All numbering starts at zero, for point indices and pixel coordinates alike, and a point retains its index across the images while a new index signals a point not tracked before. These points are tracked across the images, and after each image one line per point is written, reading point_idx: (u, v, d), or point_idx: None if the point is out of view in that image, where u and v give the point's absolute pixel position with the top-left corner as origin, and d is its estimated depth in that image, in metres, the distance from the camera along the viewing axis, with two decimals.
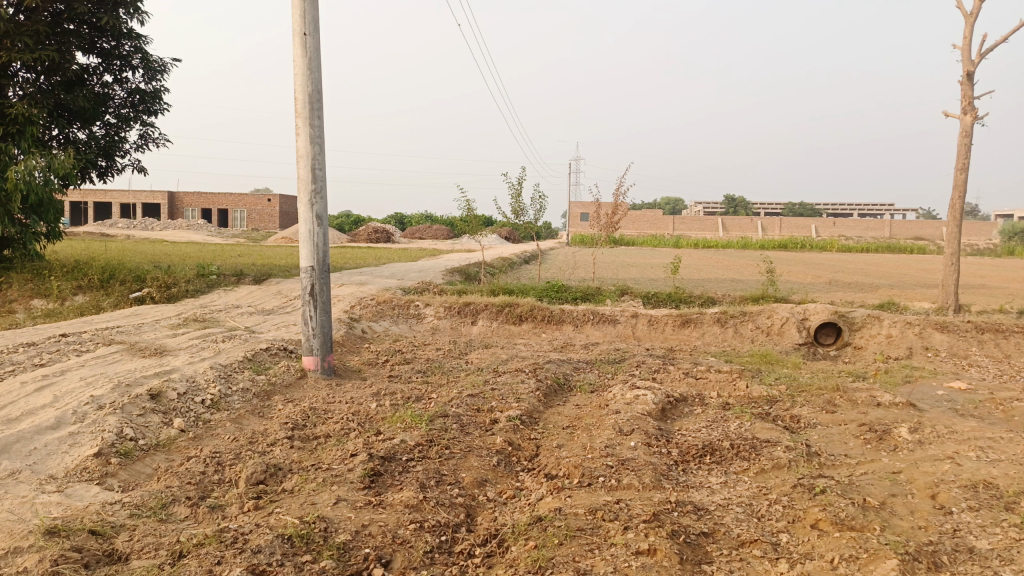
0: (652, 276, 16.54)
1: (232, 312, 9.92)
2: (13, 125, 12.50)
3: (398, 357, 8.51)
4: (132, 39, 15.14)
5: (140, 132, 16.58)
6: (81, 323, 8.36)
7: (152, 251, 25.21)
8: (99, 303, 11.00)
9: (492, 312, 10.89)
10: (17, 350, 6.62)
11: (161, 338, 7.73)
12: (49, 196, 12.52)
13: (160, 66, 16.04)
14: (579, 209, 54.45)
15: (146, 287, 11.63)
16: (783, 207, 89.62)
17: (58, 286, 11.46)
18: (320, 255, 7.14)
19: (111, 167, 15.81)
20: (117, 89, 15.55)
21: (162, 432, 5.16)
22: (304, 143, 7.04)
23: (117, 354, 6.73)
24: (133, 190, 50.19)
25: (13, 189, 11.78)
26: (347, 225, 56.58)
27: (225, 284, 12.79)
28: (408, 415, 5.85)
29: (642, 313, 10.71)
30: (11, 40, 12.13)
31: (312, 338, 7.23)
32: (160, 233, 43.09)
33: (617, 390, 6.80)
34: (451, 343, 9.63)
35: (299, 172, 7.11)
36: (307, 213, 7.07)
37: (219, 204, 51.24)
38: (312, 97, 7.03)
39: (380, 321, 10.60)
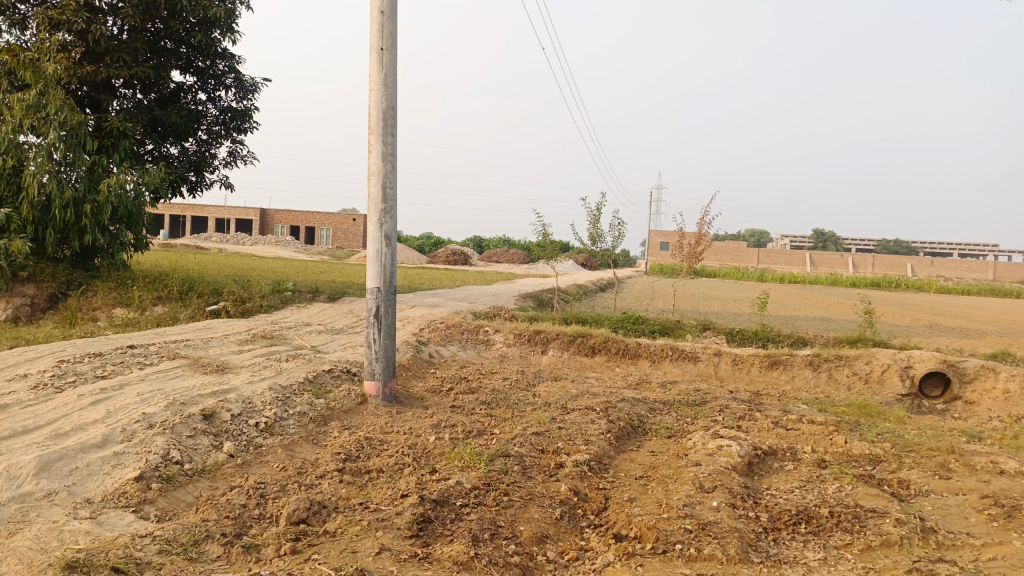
0: (736, 311, 15.70)
1: (300, 330, 9.81)
2: (109, 138, 12.94)
3: (464, 386, 8.12)
4: (226, 59, 15.56)
5: (231, 149, 17.01)
6: (152, 335, 8.36)
7: (238, 265, 25.98)
8: (175, 315, 11.14)
9: (564, 341, 10.41)
10: (83, 360, 6.58)
11: (226, 354, 7.60)
12: (138, 208, 12.86)
13: (252, 86, 16.44)
14: (660, 238, 53.38)
15: (222, 300, 11.73)
16: (876, 244, 85.55)
17: (139, 296, 11.71)
18: (387, 276, 6.85)
19: (200, 182, 16.23)
20: (210, 107, 16.00)
21: (209, 457, 4.91)
22: (376, 161, 6.81)
23: (179, 369, 6.61)
24: (227, 206, 52.43)
25: (105, 201, 12.14)
26: (426, 246, 57.31)
27: (299, 300, 12.81)
28: (467, 452, 5.41)
29: (726, 351, 10.01)
30: (111, 57, 12.58)
31: (375, 362, 6.91)
32: (249, 248, 44.68)
33: (698, 437, 6.18)
34: (520, 373, 9.19)
35: (370, 190, 6.87)
36: (376, 233, 6.81)
37: (306, 222, 52.82)
38: (386, 113, 6.81)
39: (448, 345, 10.28)
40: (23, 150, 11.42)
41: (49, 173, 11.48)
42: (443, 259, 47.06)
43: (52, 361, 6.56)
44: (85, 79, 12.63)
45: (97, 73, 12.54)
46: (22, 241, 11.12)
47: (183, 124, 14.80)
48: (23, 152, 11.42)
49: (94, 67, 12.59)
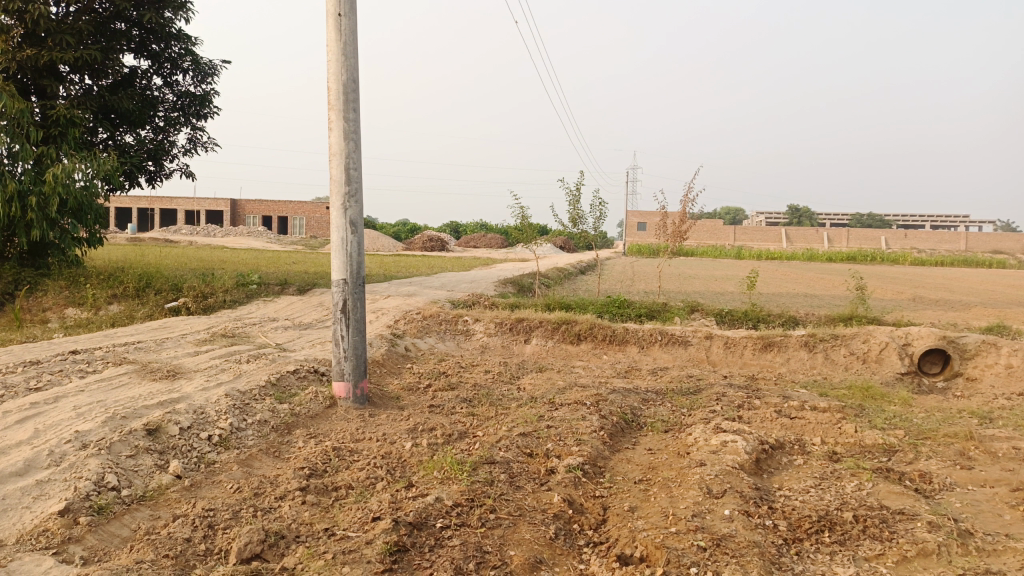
0: (722, 290, 15.27)
1: (265, 326, 9.16)
2: (57, 127, 12.09)
3: (442, 382, 7.55)
4: (181, 41, 14.70)
5: (191, 137, 16.16)
6: (100, 338, 7.66)
7: (207, 258, 25.09)
8: (132, 314, 10.42)
9: (548, 329, 9.87)
10: (16, 369, 5.89)
11: (180, 357, 6.94)
12: (90, 200, 12.06)
13: (210, 68, 15.58)
14: (637, 218, 52.98)
15: (183, 296, 11.03)
16: (850, 218, 86.05)
17: (93, 295, 10.97)
18: (354, 267, 6.23)
19: (159, 172, 15.40)
20: (167, 92, 15.14)
21: (152, 480, 4.29)
22: (337, 139, 6.17)
23: (125, 377, 5.95)
24: (197, 198, 51.14)
25: (51, 191, 11.25)
26: (402, 233, 56.44)
27: (266, 294, 12.13)
28: (447, 460, 4.86)
29: (718, 334, 9.54)
30: (53, 39, 11.72)
31: (343, 361, 6.30)
32: (219, 240, 43.55)
33: (699, 433, 5.67)
34: (502, 365, 8.64)
35: (331, 172, 6.23)
36: (340, 219, 6.19)
37: (278, 212, 51.65)
38: (347, 86, 6.16)
39: (425, 337, 9.69)
40: None
41: None
42: (420, 246, 46.30)
43: None
44: (25, 64, 11.75)
45: (40, 56, 11.67)
46: None
47: (137, 110, 13.95)
48: None
49: (35, 49, 11.71)
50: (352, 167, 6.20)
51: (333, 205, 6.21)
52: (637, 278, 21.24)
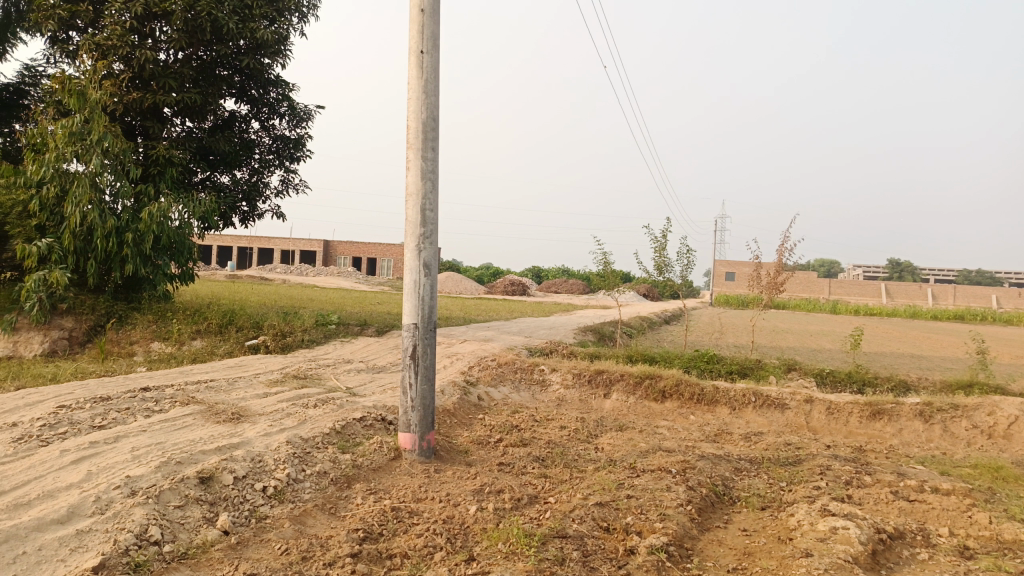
0: (820, 349, 14.23)
1: (338, 368, 8.97)
2: (156, 166, 12.58)
3: (515, 436, 7.08)
4: (278, 86, 15.19)
5: (283, 179, 16.53)
6: (175, 375, 7.61)
7: (295, 296, 25.70)
8: (212, 350, 10.48)
9: (630, 384, 9.27)
10: (85, 405, 5.81)
11: (248, 398, 6.76)
12: (182, 237, 12.40)
13: (305, 113, 16.02)
14: (725, 268, 51.43)
15: (263, 334, 11.06)
16: (956, 275, 81.00)
17: (178, 330, 11.15)
18: (426, 311, 5.92)
19: (252, 212, 15.81)
20: (263, 135, 15.62)
21: (197, 535, 3.99)
22: (414, 179, 5.93)
23: (189, 418, 5.77)
24: (292, 238, 53.20)
25: (147, 229, 11.67)
26: (485, 276, 56.81)
27: (344, 334, 12.06)
28: (514, 531, 4.37)
29: (818, 398, 8.71)
30: (158, 83, 12.24)
31: (410, 411, 5.94)
32: (309, 279, 44.90)
33: (801, 515, 4.97)
34: (579, 420, 8.10)
35: (407, 213, 5.98)
36: (413, 261, 5.92)
37: (367, 253, 52.99)
38: (427, 125, 5.94)
39: (500, 386, 9.28)
40: (67, 179, 11.11)
41: (91, 202, 11.09)
42: (501, 290, 46.34)
43: (51, 406, 5.81)
44: (130, 106, 12.36)
45: (144, 99, 12.22)
46: (60, 271, 10.74)
47: (233, 151, 14.42)
48: (66, 181, 11.10)
49: (140, 92, 12.29)
50: (428, 207, 5.94)
51: (407, 246, 5.95)
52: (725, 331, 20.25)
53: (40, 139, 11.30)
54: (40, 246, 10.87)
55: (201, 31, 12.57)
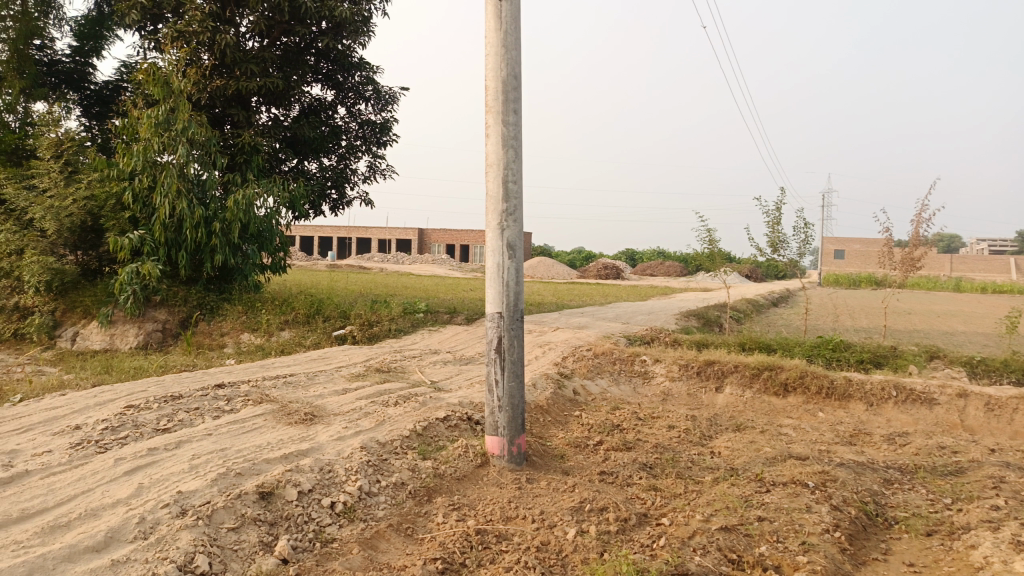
0: (961, 332, 12.62)
1: (424, 358, 8.40)
2: (243, 155, 12.42)
3: (617, 438, 6.29)
4: (361, 70, 14.84)
5: (371, 164, 16.17)
6: (254, 369, 7.21)
7: (387, 284, 25.69)
8: (300, 341, 10.16)
9: (746, 376, 8.36)
10: (152, 406, 5.42)
11: (326, 394, 6.21)
12: (270, 225, 12.16)
13: (390, 96, 15.60)
14: (834, 245, 48.38)
15: (349, 323, 10.64)
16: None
17: (266, 321, 10.89)
18: (512, 298, 5.19)
19: (341, 200, 15.60)
20: (349, 121, 15.31)
21: (250, 565, 3.42)
22: (494, 146, 5.18)
23: (260, 419, 5.27)
24: (387, 228, 53.99)
25: (234, 218, 11.42)
26: (578, 260, 55.88)
27: (432, 322, 11.51)
28: (623, 565, 3.59)
29: (974, 392, 7.46)
30: (240, 69, 12.01)
31: (497, 411, 5.23)
32: (404, 266, 45.36)
33: (987, 548, 3.93)
34: (690, 419, 7.21)
35: (487, 186, 5.25)
36: (496, 240, 5.19)
37: (459, 240, 53.05)
38: (507, 84, 5.16)
39: (598, 378, 8.49)
40: (157, 169, 11.08)
41: (179, 193, 11.04)
42: (595, 274, 45.30)
43: (119, 406, 5.45)
44: (216, 94, 12.26)
45: (228, 86, 12.06)
46: (151, 263, 10.72)
47: (319, 138, 14.18)
48: (156, 171, 11.08)
49: (224, 80, 12.15)
50: (510, 178, 5.18)
51: (489, 224, 5.23)
52: (840, 314, 18.64)
53: (129, 131, 11.39)
54: (133, 238, 10.88)
55: (280, 12, 12.29)
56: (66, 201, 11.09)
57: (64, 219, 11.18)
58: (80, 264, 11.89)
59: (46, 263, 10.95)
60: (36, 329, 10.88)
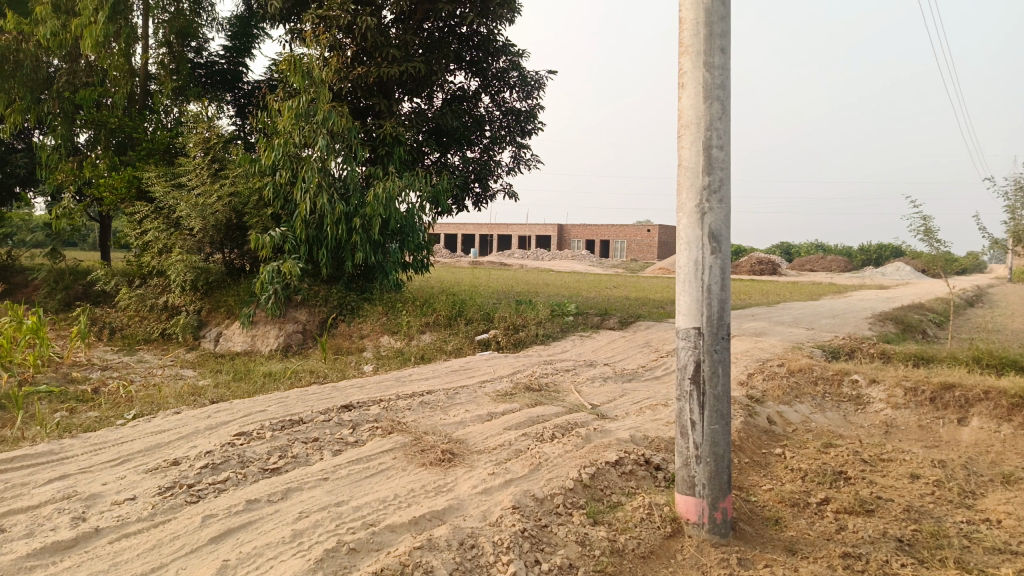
0: None
1: (581, 371, 7.13)
2: (384, 147, 11.64)
3: (847, 495, 4.72)
4: (505, 53, 13.80)
5: (515, 155, 15.05)
6: (388, 385, 6.23)
7: (529, 282, 24.67)
8: (440, 345, 9.11)
9: (1001, 408, 6.43)
10: (266, 434, 4.50)
11: (469, 422, 5.06)
12: (412, 221, 11.19)
13: (536, 81, 14.43)
14: None
15: (494, 327, 9.48)
16: None
17: (407, 323, 9.84)
18: (716, 308, 3.79)
19: (485, 193, 14.65)
20: (493, 109, 14.28)
21: None
22: (692, 100, 3.80)
23: (388, 457, 4.20)
24: (527, 224, 53.34)
25: (374, 213, 10.59)
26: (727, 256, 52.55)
27: (585, 327, 10.13)
28: None
29: None
30: (381, 54, 11.23)
31: (694, 463, 3.85)
32: (546, 263, 44.30)
33: None
34: (936, 467, 5.46)
35: (681, 155, 3.89)
36: (694, 231, 3.82)
37: (600, 236, 51.42)
38: (713, 12, 3.75)
39: (796, 403, 6.87)
40: (298, 163, 10.60)
41: (320, 187, 10.44)
42: (748, 270, 42.11)
43: (230, 433, 4.59)
44: (357, 83, 11.61)
45: (369, 74, 11.34)
46: (291, 261, 10.18)
47: (462, 128, 13.24)
48: (297, 165, 10.61)
49: (366, 67, 11.44)
50: (715, 141, 3.77)
51: (683, 206, 3.87)
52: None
53: (270, 125, 11.06)
54: (274, 235, 10.41)
55: None
56: (211, 198, 10.84)
57: (209, 216, 10.93)
58: (225, 263, 11.68)
59: (190, 262, 10.78)
60: (182, 329, 10.69)
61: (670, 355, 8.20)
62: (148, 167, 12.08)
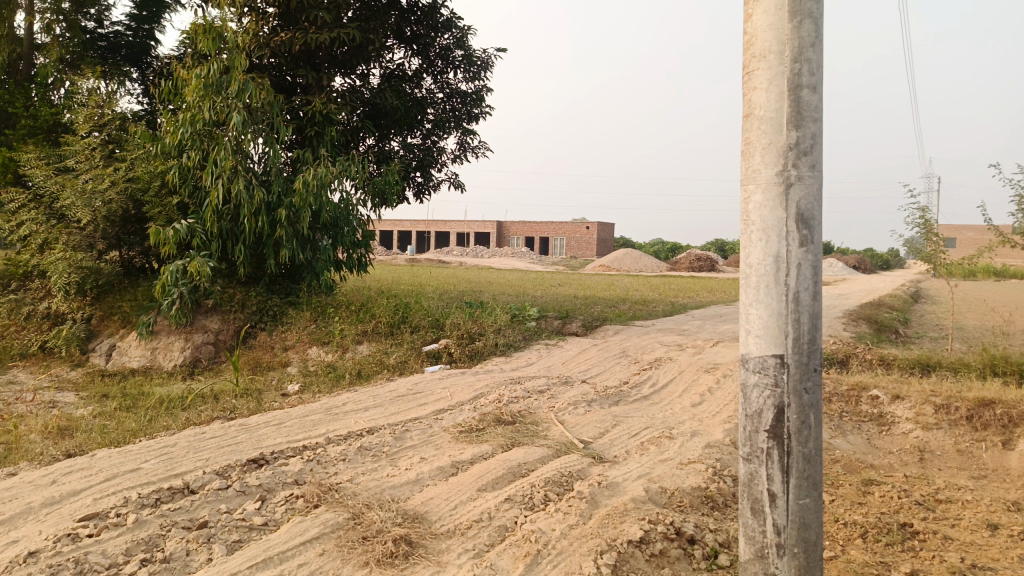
0: None
1: (557, 392, 5.81)
2: (313, 126, 9.99)
3: (934, 566, 3.55)
4: (450, 29, 12.40)
5: (461, 141, 13.61)
6: (317, 421, 4.78)
7: (471, 280, 23.25)
8: (379, 358, 7.64)
9: None
10: (128, 518, 3.03)
11: (429, 480, 3.69)
12: (347, 213, 9.60)
13: (483, 61, 13.05)
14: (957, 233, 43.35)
15: (445, 336, 8.08)
16: None
17: (340, 331, 8.33)
18: (808, 328, 2.55)
19: (427, 183, 13.19)
20: (435, 91, 12.84)
21: None
22: (771, 18, 2.56)
23: (313, 553, 2.80)
24: (466, 222, 51.85)
25: (301, 203, 8.97)
26: (664, 253, 52.43)
27: (548, 334, 8.83)
28: None
29: None
30: (307, 16, 9.60)
31: (775, 553, 2.61)
32: (485, 260, 42.87)
33: None
34: (1012, 512, 4.36)
35: (751, 101, 2.63)
36: (774, 212, 2.57)
37: (540, 232, 50.40)
38: None
39: None
40: (209, 143, 8.96)
41: (235, 172, 8.82)
42: (687, 266, 41.77)
43: (74, 516, 3.09)
44: (280, 52, 9.93)
45: (294, 41, 9.67)
46: (200, 260, 8.54)
47: (404, 110, 11.73)
48: (208, 146, 8.96)
49: (289, 32, 9.77)
50: (805, 76, 2.52)
51: (755, 176, 2.61)
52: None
53: (174, 98, 9.33)
54: (179, 228, 8.70)
55: None
56: (102, 183, 9.07)
57: (100, 206, 9.13)
58: (123, 262, 9.89)
59: (75, 261, 9.02)
60: (66, 341, 8.87)
61: (654, 368, 6.98)
62: (26, 148, 10.17)
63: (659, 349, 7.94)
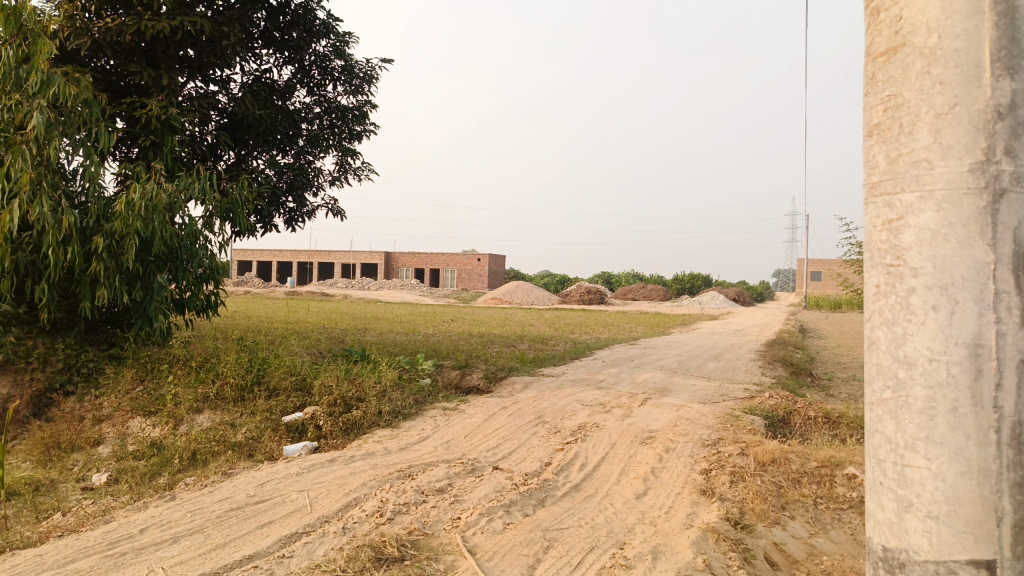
0: None
1: (463, 491, 4.26)
2: (149, 135, 8.05)
3: None
4: (326, 35, 10.77)
5: (340, 162, 11.91)
6: None
7: (354, 315, 21.24)
8: (222, 434, 5.79)
9: None
10: None
11: None
12: (191, 242, 7.70)
13: (366, 73, 11.46)
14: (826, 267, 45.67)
15: (313, 403, 6.35)
16: None
17: (173, 398, 6.41)
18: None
19: (300, 210, 11.39)
20: (311, 105, 11.13)
21: None
22: None
23: None
24: (351, 252, 49.35)
25: (124, 230, 6.98)
26: (553, 285, 52.03)
27: (445, 393, 7.27)
28: None
29: None
30: None
31: None
32: (372, 293, 40.61)
33: None
34: None
35: (906, 19, 1.85)
36: (968, 264, 1.72)
37: (428, 264, 48.68)
38: None
39: (788, 521, 4.38)
40: (2, 150, 6.88)
41: (34, 189, 6.77)
42: (578, 298, 41.28)
43: None
44: (105, 43, 7.96)
45: (123, 28, 7.73)
46: None
47: (271, 123, 9.94)
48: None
49: (118, 18, 7.83)
50: None
51: (922, 173, 1.79)
52: None
53: None
54: None
55: None
56: None
57: None
58: None
59: None
60: None
61: (580, 440, 5.56)
62: None
63: (581, 411, 6.53)
